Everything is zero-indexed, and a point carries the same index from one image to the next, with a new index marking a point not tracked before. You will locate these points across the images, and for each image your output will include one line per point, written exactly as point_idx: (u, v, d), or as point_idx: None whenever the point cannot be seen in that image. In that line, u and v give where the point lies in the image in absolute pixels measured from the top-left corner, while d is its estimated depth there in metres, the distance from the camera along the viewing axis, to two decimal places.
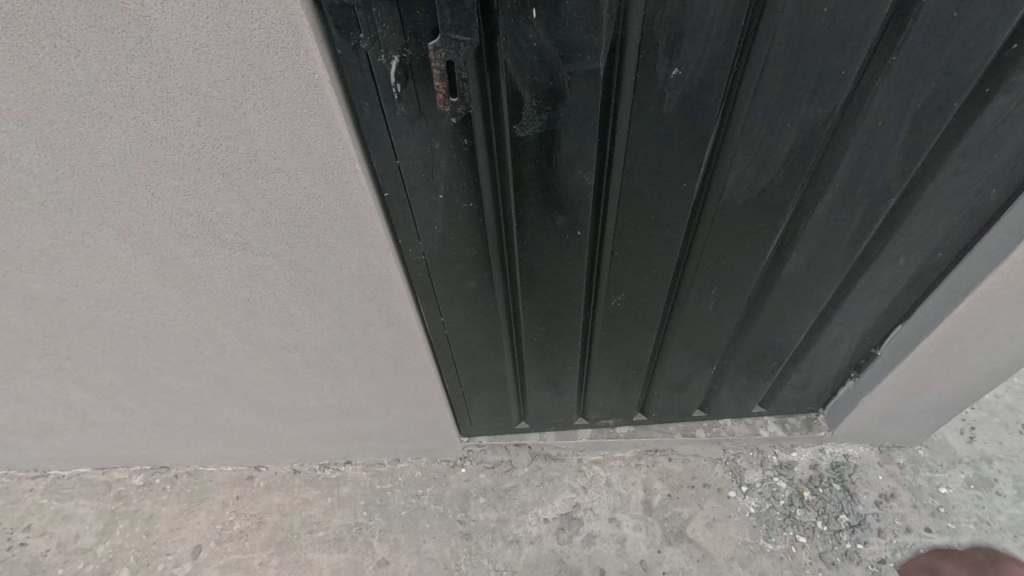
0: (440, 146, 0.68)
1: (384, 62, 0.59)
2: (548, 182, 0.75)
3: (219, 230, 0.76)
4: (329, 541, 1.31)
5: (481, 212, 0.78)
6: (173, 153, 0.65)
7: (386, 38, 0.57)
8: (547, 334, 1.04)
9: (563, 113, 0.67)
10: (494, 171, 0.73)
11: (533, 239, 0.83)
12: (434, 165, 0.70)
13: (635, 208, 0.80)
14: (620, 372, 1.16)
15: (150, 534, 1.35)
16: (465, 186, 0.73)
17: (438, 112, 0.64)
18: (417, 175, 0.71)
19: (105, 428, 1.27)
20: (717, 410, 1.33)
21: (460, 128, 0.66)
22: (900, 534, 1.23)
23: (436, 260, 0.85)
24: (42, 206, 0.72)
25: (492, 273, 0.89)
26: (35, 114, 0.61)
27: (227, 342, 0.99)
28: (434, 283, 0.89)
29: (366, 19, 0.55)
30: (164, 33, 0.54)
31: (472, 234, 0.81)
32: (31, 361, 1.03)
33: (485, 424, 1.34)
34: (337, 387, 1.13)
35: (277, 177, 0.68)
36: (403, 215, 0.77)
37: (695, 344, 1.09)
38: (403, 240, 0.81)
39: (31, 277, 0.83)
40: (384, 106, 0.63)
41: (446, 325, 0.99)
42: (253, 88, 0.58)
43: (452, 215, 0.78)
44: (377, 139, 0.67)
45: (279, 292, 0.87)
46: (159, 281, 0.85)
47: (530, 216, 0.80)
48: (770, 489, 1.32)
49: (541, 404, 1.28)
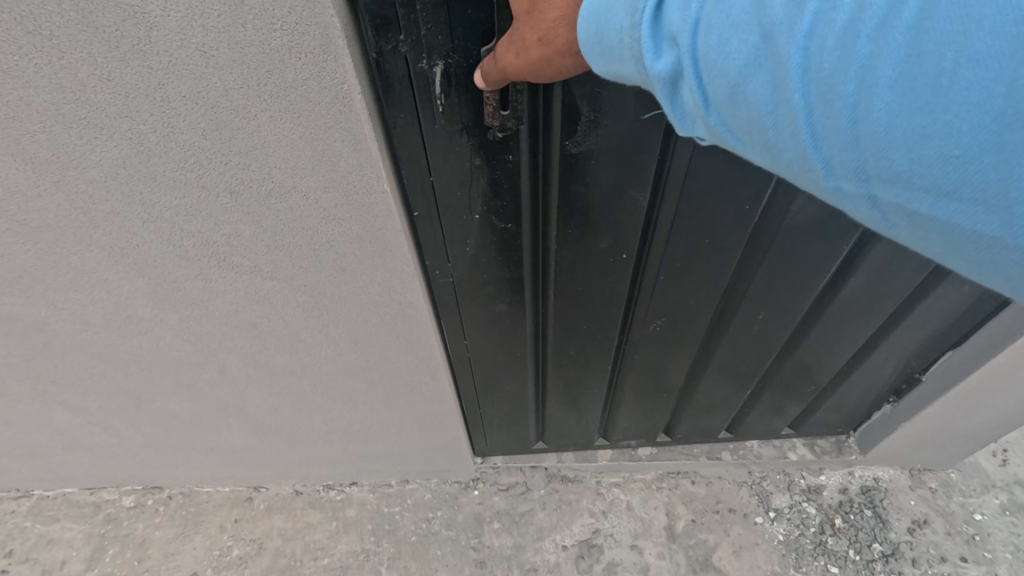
0: (481, 163, 0.61)
1: (426, 68, 0.52)
2: (597, 203, 0.67)
3: (224, 252, 0.67)
4: (334, 569, 1.23)
5: (519, 234, 0.71)
6: (173, 169, 0.57)
7: (431, 41, 0.50)
8: (576, 358, 0.97)
9: (623, 129, 0.59)
10: (538, 190, 0.66)
11: (573, 262, 0.76)
12: (473, 183, 0.63)
13: (689, 231, 0.73)
14: (650, 395, 1.10)
15: (142, 561, 1.26)
16: (505, 207, 0.66)
17: (482, 126, 0.57)
18: (451, 194, 0.65)
19: (92, 450, 1.18)
20: (746, 431, 1.27)
21: (505, 143, 0.59)
22: (935, 565, 1.18)
23: (465, 282, 0.78)
24: (22, 225, 0.63)
25: (524, 297, 0.81)
26: (11, 123, 0.52)
27: (228, 366, 0.90)
28: (460, 305, 0.82)
29: (408, 19, 0.48)
30: (167, 33, 0.45)
31: (507, 256, 0.74)
32: (11, 384, 0.94)
33: (501, 444, 1.27)
34: (347, 411, 1.05)
35: (294, 197, 0.60)
36: (433, 235, 0.70)
37: (732, 368, 1.03)
38: (431, 261, 0.74)
39: (11, 300, 0.75)
40: (421, 119, 0.56)
41: (469, 349, 0.92)
42: (271, 98, 0.50)
43: (487, 236, 0.71)
44: (410, 154, 0.60)
45: (289, 317, 0.79)
46: (156, 305, 0.76)
47: (573, 238, 0.72)
48: (800, 515, 1.26)
49: (563, 425, 1.21)
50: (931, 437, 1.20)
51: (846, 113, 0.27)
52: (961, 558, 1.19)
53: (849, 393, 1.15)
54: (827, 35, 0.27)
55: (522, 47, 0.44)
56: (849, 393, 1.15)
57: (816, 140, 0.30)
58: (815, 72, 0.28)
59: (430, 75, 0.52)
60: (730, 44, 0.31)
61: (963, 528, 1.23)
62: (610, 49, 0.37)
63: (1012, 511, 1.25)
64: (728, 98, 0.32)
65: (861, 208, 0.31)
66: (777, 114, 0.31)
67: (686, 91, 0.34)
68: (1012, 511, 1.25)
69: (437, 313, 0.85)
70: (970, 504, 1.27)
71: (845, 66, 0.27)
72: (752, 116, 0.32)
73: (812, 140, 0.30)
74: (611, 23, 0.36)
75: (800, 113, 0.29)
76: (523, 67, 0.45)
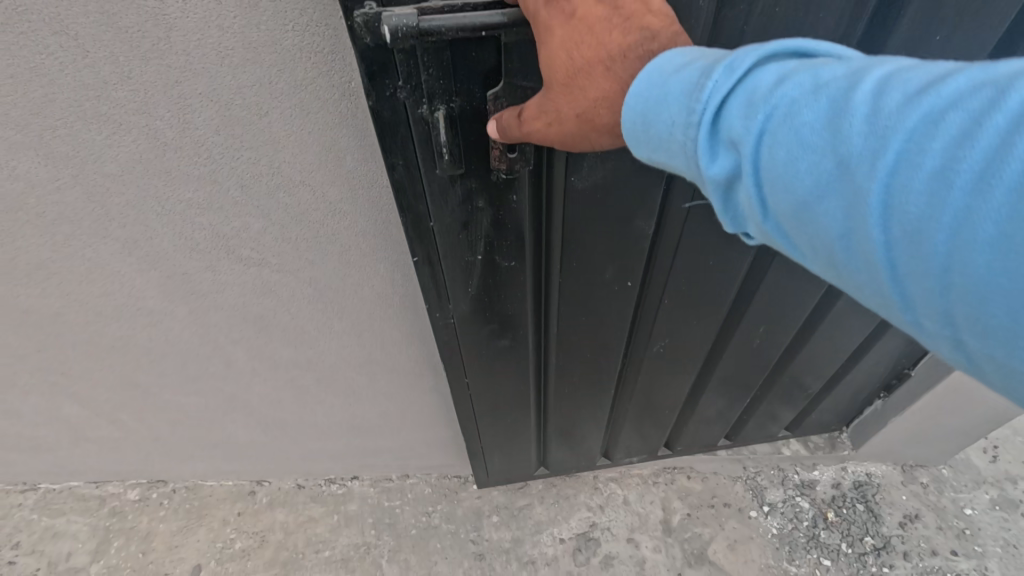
0: (484, 203, 0.61)
1: (426, 113, 0.50)
2: (601, 233, 0.69)
3: (234, 245, 0.70)
4: (336, 562, 1.25)
5: (523, 268, 0.71)
6: (187, 163, 0.59)
7: (431, 85, 0.48)
8: (579, 382, 0.98)
9: (629, 164, 0.61)
10: (541, 223, 0.67)
11: (577, 290, 0.78)
12: (476, 223, 0.63)
13: (691, 253, 0.76)
14: (652, 413, 1.11)
15: (146, 553, 1.28)
16: (510, 243, 0.67)
17: (486, 166, 0.57)
18: (453, 235, 0.64)
19: (99, 443, 1.20)
20: (745, 439, 1.27)
21: (509, 184, 0.59)
22: (926, 558, 1.20)
23: (466, 319, 0.78)
24: (41, 218, 0.66)
25: (528, 326, 0.82)
26: (35, 119, 0.54)
27: (235, 359, 0.93)
28: (462, 341, 0.82)
29: (406, 65, 0.46)
30: (185, 33, 0.48)
31: (512, 291, 0.75)
32: (22, 376, 0.96)
33: (502, 475, 1.25)
34: (349, 405, 1.07)
35: (302, 191, 0.63)
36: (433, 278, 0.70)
37: (732, 381, 1.06)
38: (433, 302, 0.73)
39: (27, 291, 0.77)
40: (422, 163, 0.55)
41: (471, 382, 0.91)
42: (282, 96, 0.53)
43: (490, 272, 0.71)
44: (411, 200, 0.59)
45: (295, 309, 0.82)
46: (166, 296, 0.79)
47: (576, 268, 0.74)
48: (793, 509, 1.28)
49: (563, 449, 1.20)
50: (921, 431, 1.22)
51: (928, 252, 0.26)
52: (951, 551, 1.21)
53: (842, 389, 1.17)
54: (912, 175, 0.26)
55: (553, 120, 0.45)
56: (842, 389, 1.17)
57: (889, 268, 0.29)
58: (900, 212, 0.27)
59: (431, 126, 0.51)
60: (801, 166, 0.30)
61: (954, 522, 1.25)
62: (666, 146, 0.36)
63: (1002, 507, 1.27)
64: (789, 213, 0.32)
65: (939, 341, 0.30)
66: (853, 242, 0.30)
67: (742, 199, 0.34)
68: (1002, 507, 1.27)
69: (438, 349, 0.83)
70: (960, 499, 1.29)
71: (932, 212, 0.26)
72: (820, 235, 0.31)
73: (883, 266, 0.29)
74: (665, 121, 0.36)
75: (878, 248, 0.29)
76: (555, 135, 0.46)
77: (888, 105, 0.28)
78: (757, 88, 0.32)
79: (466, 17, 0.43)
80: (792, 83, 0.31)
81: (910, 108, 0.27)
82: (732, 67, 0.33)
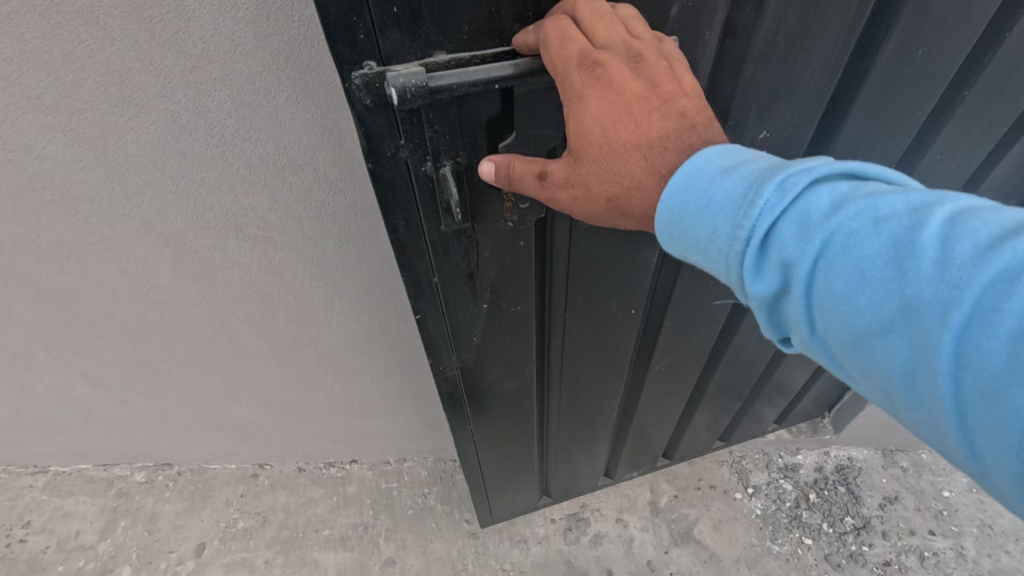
0: (488, 252, 0.61)
1: (430, 169, 0.51)
2: (606, 267, 0.71)
3: (241, 224, 0.75)
4: (335, 540, 1.30)
5: (528, 309, 0.72)
6: (200, 144, 0.65)
7: (434, 142, 0.49)
8: (583, 411, 0.98)
9: None
10: (545, 264, 0.68)
11: (581, 325, 0.79)
12: (480, 272, 0.63)
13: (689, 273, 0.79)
14: (653, 429, 1.13)
15: (152, 532, 1.33)
16: (514, 287, 0.68)
17: (491, 215, 0.57)
18: (458, 286, 0.64)
19: (108, 424, 1.26)
20: (736, 437, 1.32)
21: (514, 232, 0.61)
22: (904, 537, 1.25)
23: (470, 364, 0.77)
24: (64, 196, 0.71)
25: (533, 363, 0.83)
26: (64, 102, 0.60)
27: (240, 338, 0.98)
28: (468, 386, 0.81)
29: (410, 125, 0.47)
30: (203, 23, 0.53)
31: (517, 331, 0.75)
32: (38, 354, 1.02)
33: (506, 512, 1.22)
34: (349, 385, 1.12)
35: (305, 171, 0.68)
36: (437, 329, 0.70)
37: (727, 385, 1.10)
38: (437, 353, 0.73)
39: (48, 269, 0.83)
40: (426, 218, 0.55)
41: (474, 423, 0.90)
42: (288, 82, 0.58)
43: (495, 318, 0.71)
44: (415, 256, 0.59)
45: (298, 288, 0.87)
46: (177, 275, 0.84)
47: (579, 303, 0.75)
48: (776, 491, 1.32)
49: (567, 478, 1.19)
50: None
51: (1006, 412, 0.29)
52: (929, 531, 1.26)
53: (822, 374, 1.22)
54: (986, 333, 0.29)
55: (578, 193, 0.47)
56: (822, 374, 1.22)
57: (953, 411, 0.31)
58: (972, 366, 0.30)
59: (437, 182, 0.52)
60: (864, 303, 0.33)
61: (932, 504, 1.30)
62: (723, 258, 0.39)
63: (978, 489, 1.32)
64: (847, 338, 0.35)
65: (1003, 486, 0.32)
66: (917, 380, 0.32)
67: (792, 313, 0.38)
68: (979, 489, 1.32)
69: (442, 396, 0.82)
70: (939, 482, 1.34)
71: (1008, 373, 0.28)
72: (881, 364, 0.34)
73: (947, 407, 0.31)
74: (723, 234, 0.38)
75: (946, 391, 0.31)
76: (579, 206, 0.48)
77: (956, 255, 0.30)
78: (813, 212, 0.35)
79: (478, 72, 0.44)
80: (851, 217, 0.34)
81: (980, 261, 0.30)
82: (784, 187, 0.36)
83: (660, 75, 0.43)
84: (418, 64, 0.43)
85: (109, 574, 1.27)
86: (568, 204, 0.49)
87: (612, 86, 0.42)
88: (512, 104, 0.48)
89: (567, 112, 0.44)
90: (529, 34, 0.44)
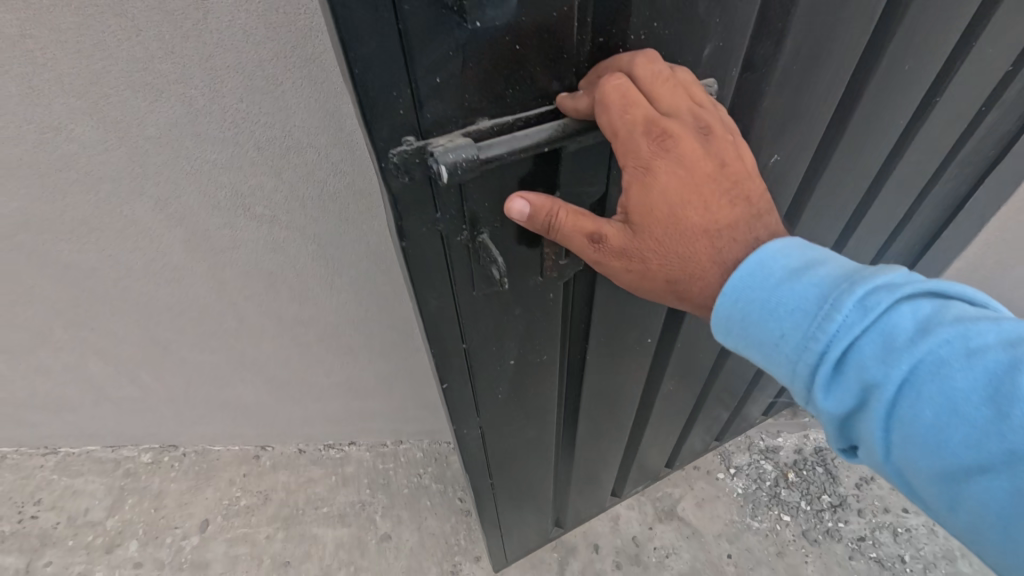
0: (517, 309, 0.62)
1: (468, 236, 0.50)
2: (624, 306, 0.71)
3: (249, 203, 0.82)
4: (333, 517, 1.35)
5: (550, 357, 0.72)
6: (214, 127, 0.72)
7: (476, 208, 0.49)
8: (596, 441, 0.99)
9: None
10: (567, 311, 0.68)
11: (598, 364, 0.79)
12: (506, 329, 0.64)
13: None
14: (659, 443, 1.15)
15: (158, 509, 1.39)
16: (538, 338, 0.68)
17: (524, 274, 0.58)
18: (485, 346, 0.64)
19: (118, 404, 1.32)
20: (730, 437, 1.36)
21: (543, 287, 0.61)
22: (879, 514, 1.30)
23: (493, 417, 0.77)
24: (88, 176, 0.78)
25: (552, 407, 0.83)
26: (93, 87, 0.67)
27: (246, 315, 1.04)
28: (489, 437, 0.81)
29: (452, 195, 0.46)
30: (219, 15, 0.60)
31: (538, 379, 0.75)
32: (55, 331, 1.08)
33: (523, 548, 1.20)
34: (347, 364, 1.18)
35: (308, 153, 0.75)
36: (463, 391, 0.69)
37: (726, 390, 1.14)
38: (460, 412, 0.72)
39: (69, 246, 0.89)
40: (460, 286, 0.55)
41: (494, 472, 0.90)
42: (295, 69, 0.65)
43: (518, 369, 0.71)
44: (446, 324, 0.58)
45: (300, 265, 0.93)
46: (189, 252, 0.91)
47: (597, 343, 0.75)
48: (757, 471, 1.38)
49: (579, 505, 1.19)
50: None
51: None
52: (903, 509, 1.31)
53: None
54: None
55: (632, 266, 0.52)
56: None
57: None
58: None
59: (470, 246, 0.51)
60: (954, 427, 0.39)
61: None
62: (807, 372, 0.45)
63: None
64: (933, 459, 0.40)
65: None
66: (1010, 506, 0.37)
67: (874, 427, 0.43)
68: None
69: (463, 453, 0.81)
70: None
71: None
72: (973, 489, 0.39)
73: None
74: (804, 348, 0.45)
75: None
76: (630, 276, 0.53)
77: None
78: (895, 333, 0.42)
79: (526, 138, 0.44)
80: (934, 344, 0.40)
81: None
82: (865, 308, 0.43)
83: (726, 158, 0.49)
84: (463, 134, 0.42)
85: (117, 548, 1.33)
86: (620, 274, 0.53)
87: (682, 167, 0.47)
88: (552, 163, 0.49)
89: (630, 181, 0.47)
90: (579, 98, 0.44)
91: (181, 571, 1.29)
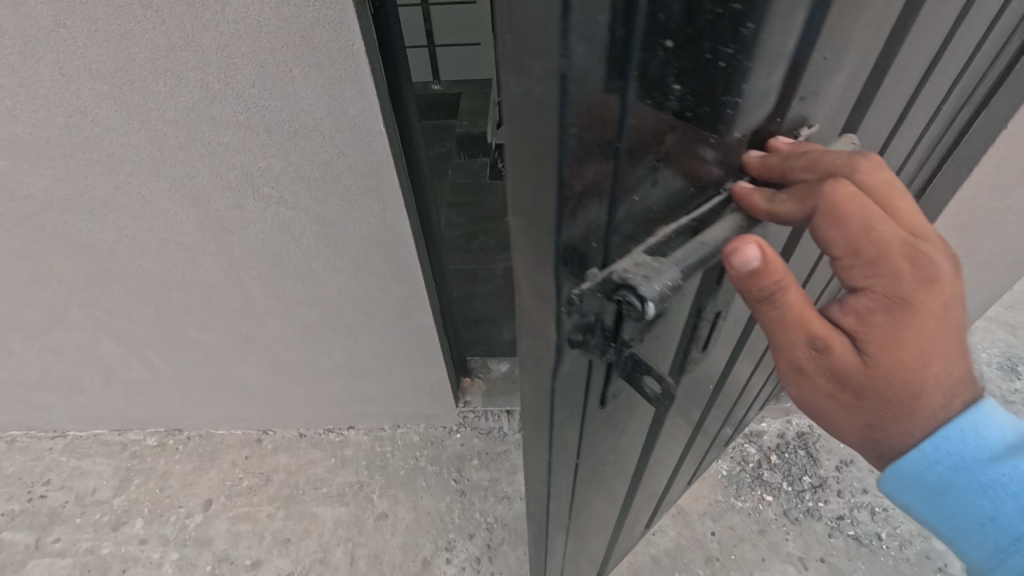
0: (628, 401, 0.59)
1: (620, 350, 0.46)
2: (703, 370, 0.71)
3: (258, 184, 0.88)
4: (332, 496, 1.40)
5: (639, 434, 0.70)
6: (227, 111, 0.78)
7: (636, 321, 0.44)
8: (650, 492, 0.97)
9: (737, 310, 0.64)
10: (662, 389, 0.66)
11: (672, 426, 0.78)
12: (613, 423, 0.60)
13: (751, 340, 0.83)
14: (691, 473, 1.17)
15: (163, 489, 1.43)
16: (635, 420, 0.65)
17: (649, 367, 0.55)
18: (595, 445, 0.60)
19: (127, 386, 1.37)
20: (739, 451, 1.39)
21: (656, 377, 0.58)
22: (857, 494, 1.36)
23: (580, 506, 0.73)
24: (110, 158, 0.84)
25: (626, 477, 0.80)
26: (119, 74, 0.74)
27: (252, 295, 1.10)
28: (572, 526, 0.76)
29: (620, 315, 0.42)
30: (236, 7, 0.67)
31: (624, 458, 0.72)
32: (71, 311, 1.14)
33: None
34: (348, 345, 1.24)
35: (314, 136, 0.81)
36: (564, 493, 0.64)
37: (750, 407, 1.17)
38: (557, 512, 0.67)
39: (89, 226, 0.95)
40: (592, 396, 0.51)
41: (567, 550, 0.85)
42: (303, 57, 0.72)
43: (612, 456, 0.68)
44: (570, 437, 0.54)
45: (304, 246, 0.99)
46: (201, 233, 0.97)
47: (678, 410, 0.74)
48: (741, 454, 1.43)
49: (623, 550, 1.17)
50: None
51: None
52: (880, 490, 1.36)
53: None
54: None
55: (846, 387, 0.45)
56: None
57: None
58: None
59: (615, 364, 0.48)
60: None
61: None
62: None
63: None
64: None
65: None
66: None
67: None
68: None
69: (545, 545, 0.76)
70: None
71: None
72: None
73: None
74: None
75: None
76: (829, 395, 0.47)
77: None
78: None
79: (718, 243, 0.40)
80: None
81: None
82: None
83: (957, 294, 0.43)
84: (652, 256, 0.38)
85: (122, 526, 1.37)
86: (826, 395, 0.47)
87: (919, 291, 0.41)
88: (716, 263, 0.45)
89: (872, 304, 0.42)
90: (783, 202, 0.41)
91: (185, 547, 1.34)
